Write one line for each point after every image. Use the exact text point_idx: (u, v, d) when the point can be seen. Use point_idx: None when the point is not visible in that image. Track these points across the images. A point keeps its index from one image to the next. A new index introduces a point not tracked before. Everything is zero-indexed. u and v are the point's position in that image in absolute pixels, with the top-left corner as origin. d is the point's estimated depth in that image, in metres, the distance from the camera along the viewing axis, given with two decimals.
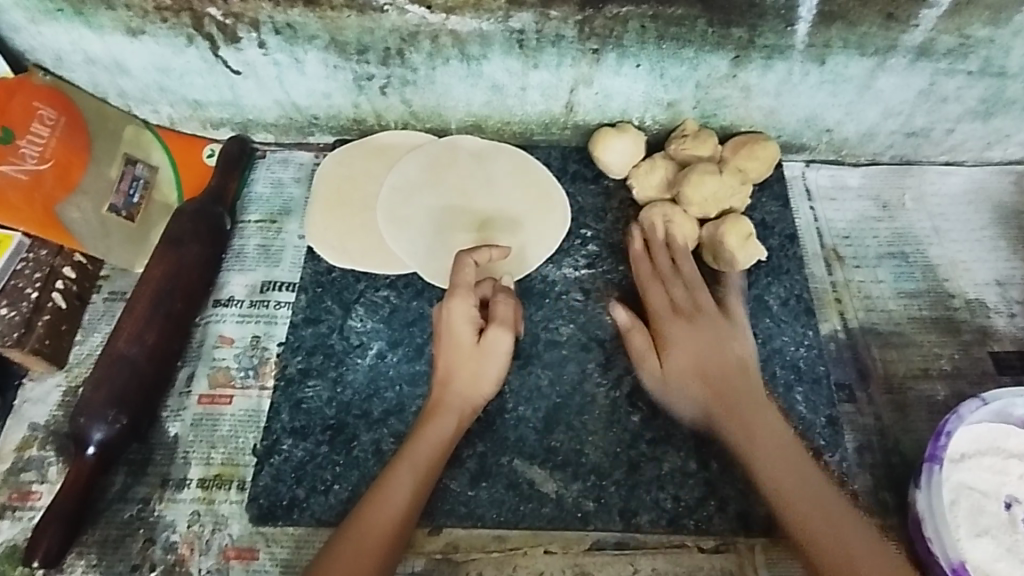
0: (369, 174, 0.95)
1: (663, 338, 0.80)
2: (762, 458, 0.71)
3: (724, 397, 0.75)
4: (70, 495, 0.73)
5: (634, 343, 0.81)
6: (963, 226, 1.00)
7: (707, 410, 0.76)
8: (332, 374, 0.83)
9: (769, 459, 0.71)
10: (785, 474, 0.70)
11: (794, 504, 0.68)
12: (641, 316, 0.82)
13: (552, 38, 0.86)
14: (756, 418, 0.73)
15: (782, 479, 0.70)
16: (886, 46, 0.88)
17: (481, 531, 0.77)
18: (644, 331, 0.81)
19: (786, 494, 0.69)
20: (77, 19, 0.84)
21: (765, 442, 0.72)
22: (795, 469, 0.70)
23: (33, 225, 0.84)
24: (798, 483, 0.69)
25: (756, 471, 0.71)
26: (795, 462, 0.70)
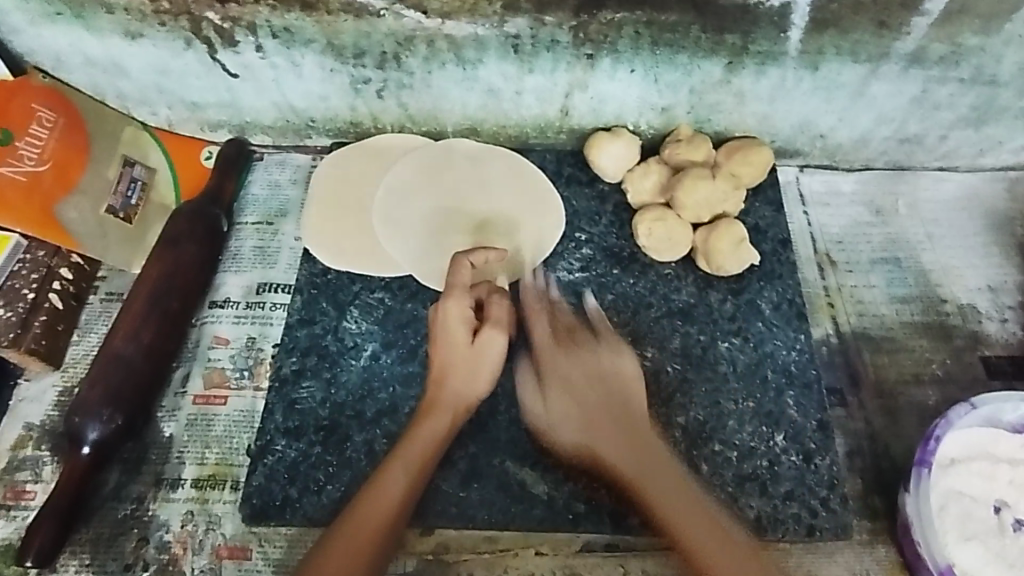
0: (366, 176, 0.96)
1: (614, 395, 0.77)
2: (668, 505, 0.71)
3: (662, 485, 0.72)
4: (64, 493, 0.74)
5: (570, 406, 0.77)
6: (956, 232, 1.00)
7: (620, 463, 0.74)
8: (326, 375, 0.83)
9: (672, 497, 0.71)
10: (673, 510, 0.70)
11: (696, 543, 0.68)
12: (589, 374, 0.79)
13: (548, 43, 0.87)
14: (680, 505, 0.71)
15: (677, 506, 0.71)
16: (878, 53, 0.89)
17: (472, 531, 0.77)
18: (587, 396, 0.77)
19: (673, 517, 0.70)
20: (77, 21, 0.85)
21: (667, 500, 0.71)
22: (681, 502, 0.71)
23: (30, 224, 0.84)
24: (701, 530, 0.69)
25: (648, 490, 0.72)
26: (670, 497, 0.71)
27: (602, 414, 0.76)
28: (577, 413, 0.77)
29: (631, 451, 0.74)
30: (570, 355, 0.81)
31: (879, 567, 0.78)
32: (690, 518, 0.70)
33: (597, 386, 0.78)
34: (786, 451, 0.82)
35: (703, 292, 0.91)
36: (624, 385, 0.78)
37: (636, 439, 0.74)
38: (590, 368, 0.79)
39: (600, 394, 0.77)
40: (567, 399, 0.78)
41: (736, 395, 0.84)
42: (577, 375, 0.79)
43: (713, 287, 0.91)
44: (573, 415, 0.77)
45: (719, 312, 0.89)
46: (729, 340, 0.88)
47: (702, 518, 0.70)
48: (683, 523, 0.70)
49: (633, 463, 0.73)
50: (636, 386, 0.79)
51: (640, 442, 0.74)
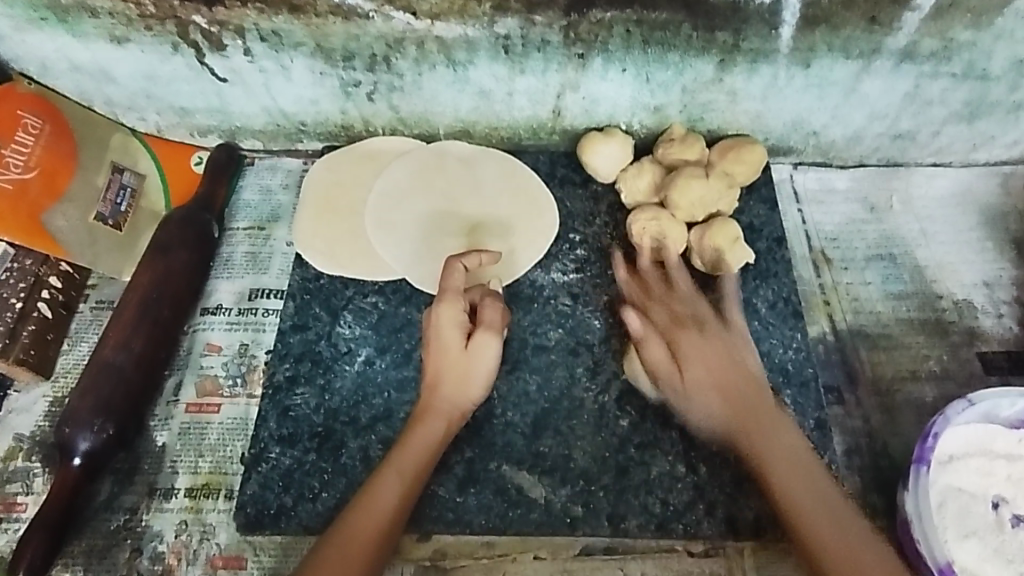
0: (357, 179, 0.95)
1: (739, 394, 0.75)
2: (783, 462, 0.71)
3: (778, 455, 0.72)
4: (55, 506, 0.73)
5: (704, 391, 0.76)
6: (950, 227, 1.00)
7: (751, 426, 0.74)
8: (320, 381, 0.83)
9: (804, 480, 0.70)
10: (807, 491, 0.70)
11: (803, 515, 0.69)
12: (714, 363, 0.77)
13: (538, 43, 0.87)
14: (788, 449, 0.72)
15: (812, 489, 0.70)
16: (870, 49, 0.88)
17: (470, 537, 0.77)
18: (715, 379, 0.76)
19: (800, 502, 0.69)
20: (61, 27, 0.84)
21: (792, 467, 0.71)
22: (813, 480, 0.70)
23: (18, 233, 0.83)
24: (821, 507, 0.69)
25: (766, 454, 0.72)
26: (812, 478, 0.71)
27: (741, 398, 0.75)
28: (720, 407, 0.75)
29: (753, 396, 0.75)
30: (698, 338, 0.79)
31: None
32: (810, 469, 0.71)
33: (721, 364, 0.77)
34: None
35: (699, 292, 0.90)
36: (722, 377, 0.76)
37: (759, 424, 0.74)
38: (720, 353, 0.78)
39: (745, 399, 0.75)
40: (702, 391, 0.76)
41: None
42: (710, 357, 0.77)
43: (709, 287, 0.91)
44: (710, 403, 0.76)
45: None
46: None
47: (830, 496, 0.70)
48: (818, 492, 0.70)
49: (767, 429, 0.74)
50: (722, 354, 0.78)
51: (760, 416, 0.74)
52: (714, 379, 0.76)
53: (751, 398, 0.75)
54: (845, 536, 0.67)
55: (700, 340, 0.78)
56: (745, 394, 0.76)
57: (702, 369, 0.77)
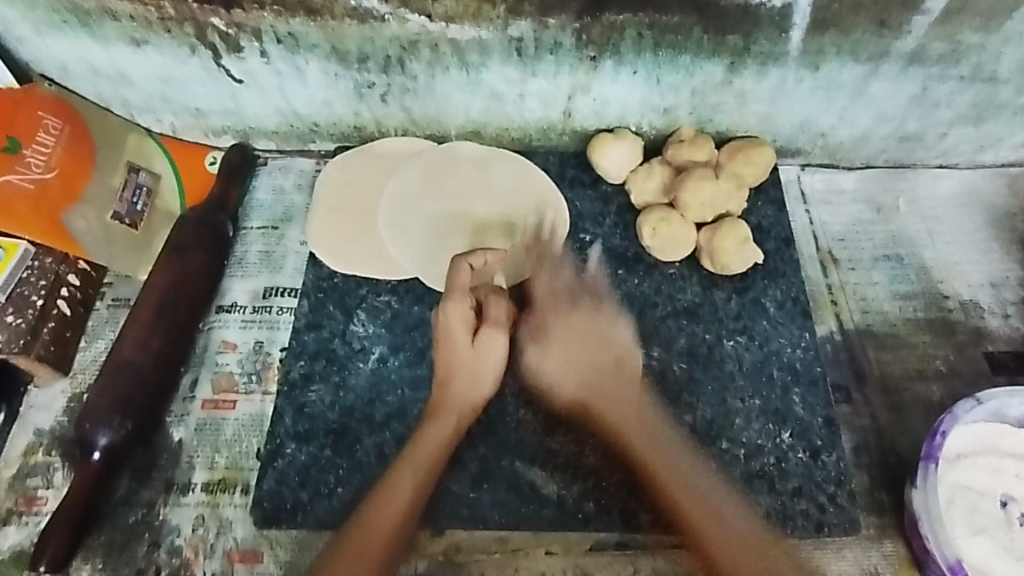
0: (369, 179, 0.96)
1: (607, 374, 0.80)
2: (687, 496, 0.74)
3: (678, 470, 0.76)
4: (76, 500, 0.74)
5: (568, 367, 0.80)
6: (957, 228, 1.01)
7: (654, 455, 0.77)
8: (335, 378, 0.84)
9: (696, 490, 0.75)
10: (720, 530, 0.72)
11: (728, 544, 0.72)
12: (588, 340, 0.81)
13: (551, 46, 0.88)
14: (674, 461, 0.76)
15: (711, 506, 0.74)
16: (879, 52, 0.89)
17: (484, 532, 0.78)
18: (584, 360, 0.80)
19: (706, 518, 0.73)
20: (82, 30, 0.86)
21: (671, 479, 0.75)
22: (701, 490, 0.75)
23: (38, 232, 0.84)
24: (730, 526, 0.73)
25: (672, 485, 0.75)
26: (705, 496, 0.74)
27: (578, 350, 0.81)
28: (581, 371, 0.80)
29: (668, 455, 0.77)
30: (575, 323, 0.82)
31: (888, 564, 0.78)
32: (715, 508, 0.74)
33: (581, 346, 0.81)
34: (794, 448, 0.82)
35: (708, 291, 0.91)
36: (594, 372, 0.79)
37: (680, 474, 0.76)
38: (593, 342, 0.81)
39: (598, 358, 0.80)
40: (569, 360, 0.80)
41: (743, 393, 0.85)
42: (571, 337, 0.81)
43: (718, 286, 0.91)
44: (574, 374, 0.80)
45: (724, 311, 0.90)
46: (735, 339, 0.88)
47: (734, 512, 0.74)
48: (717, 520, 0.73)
49: (665, 447, 0.77)
50: (607, 368, 0.80)
51: (666, 456, 0.77)
52: (581, 357, 0.80)
53: (633, 404, 0.79)
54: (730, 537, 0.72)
55: (554, 342, 0.81)
56: (668, 450, 0.77)
57: (576, 360, 0.80)
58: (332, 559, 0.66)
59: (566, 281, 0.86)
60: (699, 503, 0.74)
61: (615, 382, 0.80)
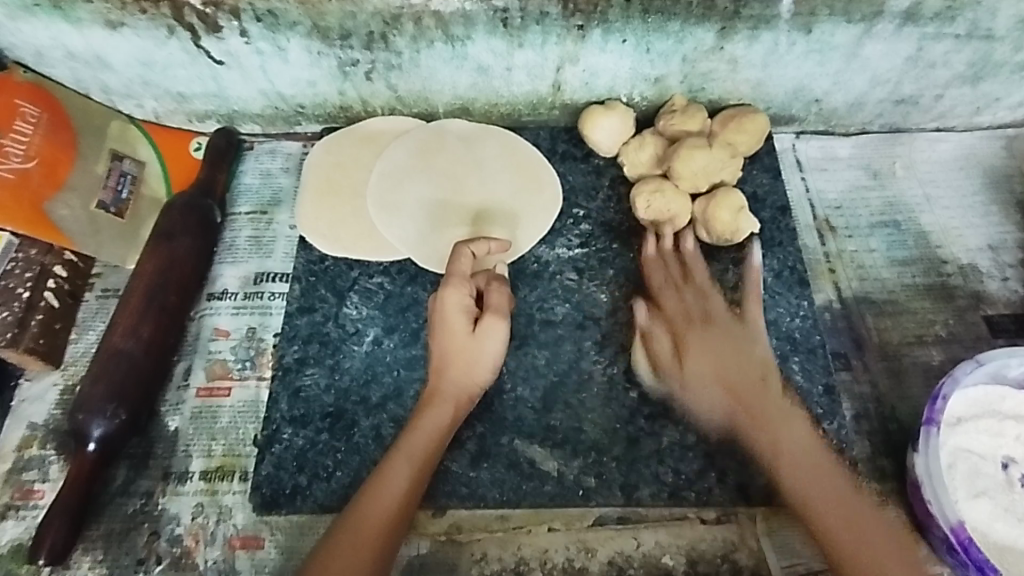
0: (358, 161, 0.95)
1: (710, 330, 0.79)
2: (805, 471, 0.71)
3: (758, 416, 0.74)
4: (72, 492, 0.74)
5: (709, 358, 0.77)
6: (954, 191, 1.00)
7: (791, 455, 0.73)
8: (329, 361, 0.83)
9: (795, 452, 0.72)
10: (829, 514, 0.69)
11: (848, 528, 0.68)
12: (718, 367, 0.77)
13: (537, 16, 0.86)
14: (826, 486, 0.70)
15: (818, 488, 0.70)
16: (872, 12, 0.87)
17: (484, 511, 0.77)
18: (727, 352, 0.78)
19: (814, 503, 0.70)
20: (55, 13, 0.83)
21: (798, 455, 0.72)
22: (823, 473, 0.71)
23: (22, 224, 0.82)
24: (872, 536, 0.68)
25: (786, 474, 0.72)
26: (830, 482, 0.71)
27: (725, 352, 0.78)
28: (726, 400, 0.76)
29: (803, 454, 0.72)
30: (710, 336, 0.79)
31: None
32: (829, 475, 0.71)
33: (738, 362, 0.77)
34: None
35: (704, 263, 0.90)
36: (751, 372, 0.76)
37: (756, 419, 0.74)
38: (718, 350, 0.78)
39: (748, 368, 0.77)
40: (704, 340, 0.78)
41: None
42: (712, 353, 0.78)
43: (714, 257, 0.90)
44: (710, 361, 0.77)
45: (721, 282, 0.89)
46: (732, 309, 0.87)
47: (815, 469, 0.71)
48: (841, 496, 0.70)
49: (806, 470, 0.72)
50: (729, 345, 0.79)
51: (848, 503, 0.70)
52: (714, 348, 0.78)
53: (780, 431, 0.74)
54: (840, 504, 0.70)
55: (702, 345, 0.78)
56: (746, 385, 0.76)
57: (706, 387, 0.77)
58: (327, 553, 0.64)
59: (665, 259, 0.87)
60: (787, 458, 0.72)
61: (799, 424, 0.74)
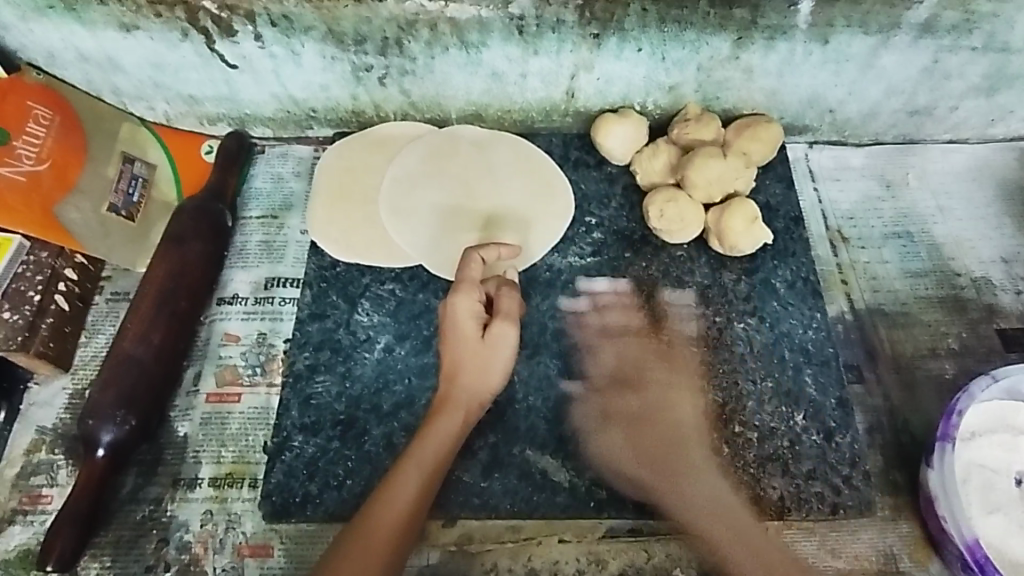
0: (370, 165, 0.94)
1: (647, 363, 0.81)
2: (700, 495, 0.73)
3: (678, 473, 0.75)
4: (82, 498, 0.73)
5: (630, 443, 0.77)
6: (967, 203, 1.00)
7: (703, 515, 0.72)
8: (340, 368, 0.82)
9: (682, 470, 0.75)
10: (695, 501, 0.73)
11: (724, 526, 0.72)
12: (653, 418, 0.78)
13: (553, 23, 0.85)
14: (707, 498, 0.73)
15: (701, 497, 0.73)
16: (889, 23, 0.87)
17: (495, 521, 0.77)
18: (651, 441, 0.76)
19: (711, 531, 0.72)
20: (68, 15, 0.83)
21: (711, 514, 0.72)
22: (700, 487, 0.74)
23: (32, 226, 0.82)
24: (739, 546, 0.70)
25: (671, 501, 0.74)
26: (714, 507, 0.73)
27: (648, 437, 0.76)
28: (630, 455, 0.77)
29: (705, 511, 0.72)
30: (674, 374, 0.81)
31: (903, 543, 0.78)
32: (715, 494, 0.74)
33: (666, 428, 0.77)
34: (807, 430, 0.81)
35: (717, 273, 0.90)
36: (675, 437, 0.77)
37: (671, 477, 0.74)
38: (656, 412, 0.78)
39: (658, 437, 0.76)
40: (638, 424, 0.78)
41: (754, 375, 0.84)
42: (638, 408, 0.79)
43: (727, 267, 0.90)
44: (632, 448, 0.77)
45: (734, 292, 0.89)
46: (745, 320, 0.87)
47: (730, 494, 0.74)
48: (708, 507, 0.73)
49: (697, 482, 0.74)
50: (674, 395, 0.80)
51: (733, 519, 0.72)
52: (642, 370, 0.81)
53: (688, 451, 0.76)
54: (715, 516, 0.72)
55: (648, 390, 0.80)
56: (680, 432, 0.77)
57: (677, 481, 0.74)
58: (333, 564, 0.64)
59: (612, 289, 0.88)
60: (682, 488, 0.74)
61: (710, 479, 0.75)
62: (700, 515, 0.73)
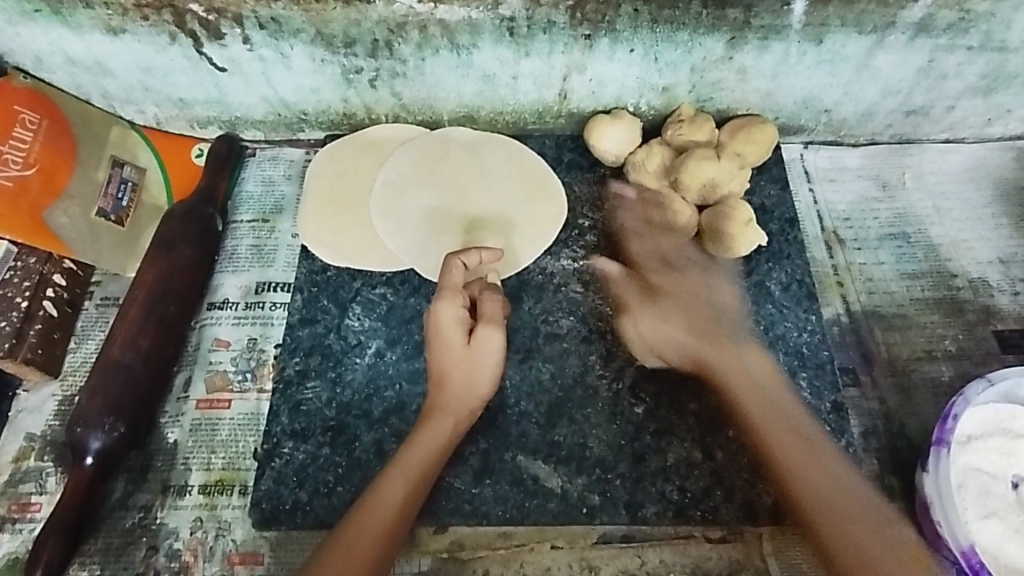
0: (361, 169, 0.93)
1: (709, 323, 0.81)
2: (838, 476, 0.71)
3: (759, 388, 0.77)
4: (70, 506, 0.73)
5: (659, 325, 0.81)
6: (964, 203, 0.99)
7: (789, 458, 0.73)
8: (331, 374, 0.82)
9: (784, 407, 0.76)
10: (817, 473, 0.72)
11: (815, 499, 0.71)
12: (740, 384, 0.78)
13: (544, 24, 0.84)
14: (825, 475, 0.72)
15: (815, 481, 0.72)
16: (885, 23, 0.86)
17: (487, 528, 0.76)
18: (682, 313, 0.81)
19: (811, 491, 0.71)
20: (55, 18, 0.82)
21: (792, 439, 0.74)
22: (832, 466, 0.72)
23: (20, 232, 0.82)
24: (842, 501, 0.70)
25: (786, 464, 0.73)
26: (843, 483, 0.71)
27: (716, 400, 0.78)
28: (709, 414, 0.78)
29: (782, 433, 0.74)
30: (720, 351, 0.79)
31: None
32: (830, 468, 0.72)
33: (722, 348, 0.79)
34: None
35: None
36: (710, 324, 0.81)
37: (716, 339, 0.80)
38: (690, 294, 0.83)
39: (755, 410, 0.76)
40: (663, 321, 0.81)
41: None
42: (686, 297, 0.82)
43: (721, 270, 0.89)
44: (670, 340, 0.81)
45: None
46: None
47: (847, 484, 0.71)
48: (826, 467, 0.72)
49: (782, 442, 0.74)
50: (705, 342, 0.79)
51: (810, 463, 0.72)
52: (687, 317, 0.80)
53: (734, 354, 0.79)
54: (846, 497, 0.70)
55: (716, 351, 0.79)
56: (763, 384, 0.78)
57: (750, 400, 0.77)
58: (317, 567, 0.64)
59: (654, 243, 0.88)
60: (809, 463, 0.72)
61: (838, 468, 0.73)
62: (805, 476, 0.72)
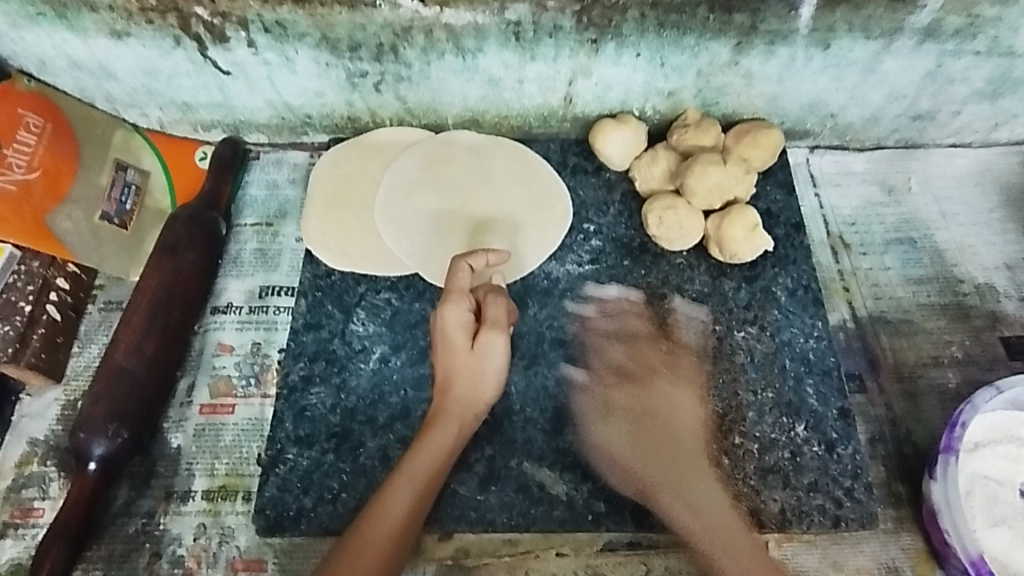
0: (365, 172, 0.93)
1: (643, 352, 0.81)
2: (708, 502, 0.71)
3: (660, 415, 0.76)
4: (73, 513, 0.72)
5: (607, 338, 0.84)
6: (970, 208, 0.98)
7: (675, 487, 0.73)
8: (335, 380, 0.81)
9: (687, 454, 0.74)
10: (701, 499, 0.72)
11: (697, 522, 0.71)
12: (651, 399, 0.77)
13: (550, 29, 0.84)
14: (716, 513, 0.71)
15: (694, 510, 0.71)
16: (892, 28, 0.86)
17: (492, 535, 0.76)
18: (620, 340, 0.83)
19: (701, 523, 0.70)
20: (59, 22, 0.82)
21: (671, 460, 0.74)
22: (703, 497, 0.72)
23: (23, 236, 0.81)
24: (724, 529, 0.70)
25: (662, 483, 0.73)
26: (711, 509, 0.71)
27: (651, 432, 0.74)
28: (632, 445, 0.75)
29: (666, 463, 0.73)
30: (654, 378, 0.78)
31: (906, 557, 0.77)
32: (699, 503, 0.72)
33: (645, 389, 0.78)
34: (808, 441, 0.80)
35: (717, 281, 0.88)
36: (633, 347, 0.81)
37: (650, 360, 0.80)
38: (619, 332, 0.83)
39: (677, 428, 0.75)
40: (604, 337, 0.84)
41: (755, 386, 0.82)
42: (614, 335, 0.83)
43: (727, 275, 0.89)
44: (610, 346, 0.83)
45: (734, 300, 0.87)
46: (745, 329, 0.86)
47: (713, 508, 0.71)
48: (697, 504, 0.72)
49: (674, 469, 0.73)
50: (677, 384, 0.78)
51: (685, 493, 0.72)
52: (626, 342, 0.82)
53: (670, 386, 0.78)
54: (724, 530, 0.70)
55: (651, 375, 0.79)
56: (658, 405, 0.77)
57: (660, 424, 0.76)
58: None
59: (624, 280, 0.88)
60: (690, 493, 0.72)
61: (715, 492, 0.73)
62: (683, 510, 0.72)
